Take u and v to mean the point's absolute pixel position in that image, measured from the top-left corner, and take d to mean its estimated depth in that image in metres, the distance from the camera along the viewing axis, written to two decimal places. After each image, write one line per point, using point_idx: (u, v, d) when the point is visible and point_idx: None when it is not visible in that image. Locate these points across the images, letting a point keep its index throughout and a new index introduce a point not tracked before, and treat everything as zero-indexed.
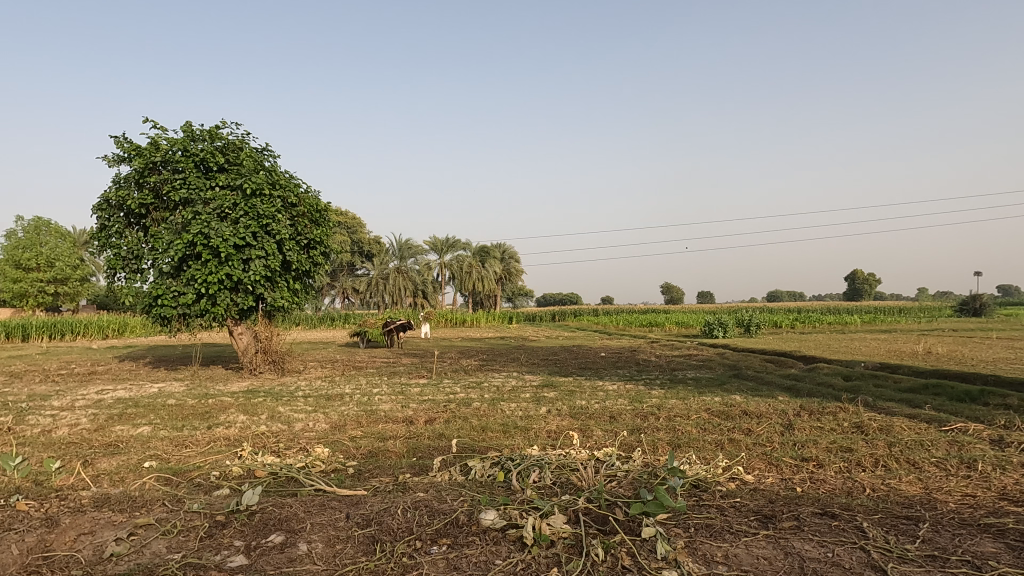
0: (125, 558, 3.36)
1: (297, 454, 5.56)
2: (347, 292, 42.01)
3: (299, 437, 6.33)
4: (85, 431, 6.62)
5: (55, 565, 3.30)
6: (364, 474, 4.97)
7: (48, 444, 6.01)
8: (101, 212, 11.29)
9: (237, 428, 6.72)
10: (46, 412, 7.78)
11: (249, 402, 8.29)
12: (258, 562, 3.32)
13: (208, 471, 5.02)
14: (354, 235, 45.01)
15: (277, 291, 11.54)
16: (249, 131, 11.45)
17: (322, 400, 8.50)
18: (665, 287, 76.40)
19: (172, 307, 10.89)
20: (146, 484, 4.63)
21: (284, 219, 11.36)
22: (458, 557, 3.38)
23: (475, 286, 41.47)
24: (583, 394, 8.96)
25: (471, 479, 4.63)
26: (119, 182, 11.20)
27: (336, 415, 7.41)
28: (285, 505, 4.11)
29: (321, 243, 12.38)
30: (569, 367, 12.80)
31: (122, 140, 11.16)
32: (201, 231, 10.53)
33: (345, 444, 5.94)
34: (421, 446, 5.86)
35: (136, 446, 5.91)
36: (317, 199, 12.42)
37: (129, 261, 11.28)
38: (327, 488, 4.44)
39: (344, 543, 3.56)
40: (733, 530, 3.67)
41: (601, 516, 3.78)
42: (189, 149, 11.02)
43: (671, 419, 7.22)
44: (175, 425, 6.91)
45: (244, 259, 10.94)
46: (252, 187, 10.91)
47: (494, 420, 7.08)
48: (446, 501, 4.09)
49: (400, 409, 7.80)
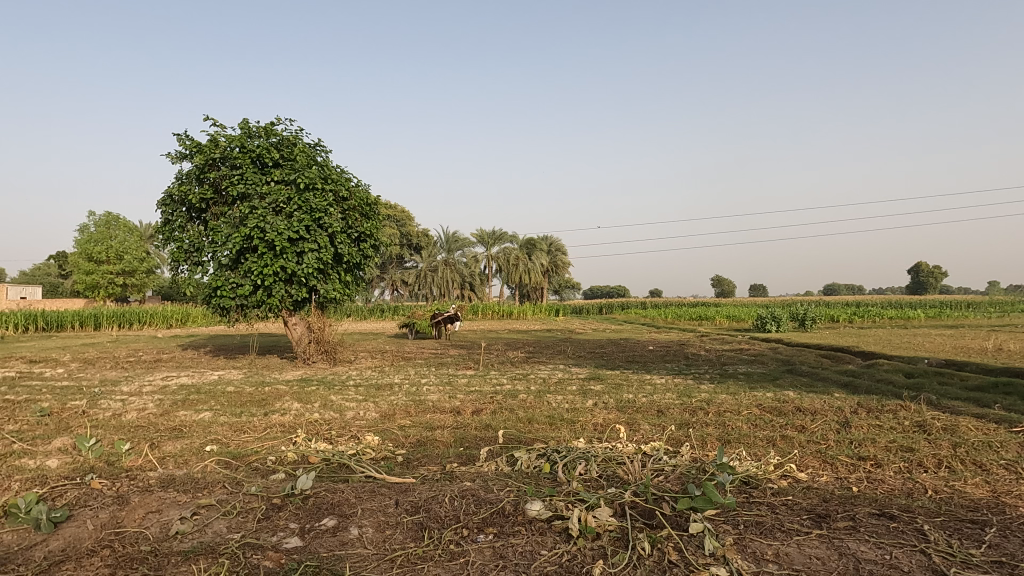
0: (188, 537, 3.54)
1: (348, 442, 5.72)
2: (396, 285, 42.74)
3: (351, 425, 6.50)
4: (151, 416, 6.99)
5: (126, 540, 3.49)
6: (413, 462, 5.07)
7: (118, 426, 6.37)
8: (166, 207, 11.80)
9: (292, 415, 6.95)
10: (117, 396, 8.23)
11: (303, 391, 8.57)
12: (311, 545, 3.44)
13: (265, 456, 5.23)
14: (403, 228, 45.72)
15: (329, 283, 11.84)
16: (302, 128, 11.69)
17: (372, 389, 8.71)
18: (715, 280, 75.41)
19: (230, 297, 11.32)
20: (207, 467, 4.87)
21: (335, 212, 11.64)
22: (504, 546, 3.42)
23: (522, 278, 41.57)
24: (631, 388, 8.87)
25: (517, 470, 4.66)
26: (182, 178, 11.67)
27: (385, 404, 7.58)
28: (337, 491, 4.24)
29: (371, 236, 12.61)
30: (616, 361, 12.69)
31: (184, 138, 11.60)
32: (258, 225, 10.91)
33: (394, 433, 6.08)
34: (468, 436, 5.93)
35: (198, 431, 6.19)
36: (367, 193, 12.64)
37: (191, 254, 11.72)
38: (377, 475, 4.56)
39: (393, 528, 3.65)
40: (784, 528, 3.59)
41: (648, 510, 3.76)
42: (246, 146, 11.38)
43: (721, 414, 7.07)
44: (233, 411, 7.21)
45: (297, 251, 11.26)
46: (305, 182, 11.22)
47: (541, 411, 7.11)
48: (492, 491, 4.14)
49: (448, 399, 7.91)
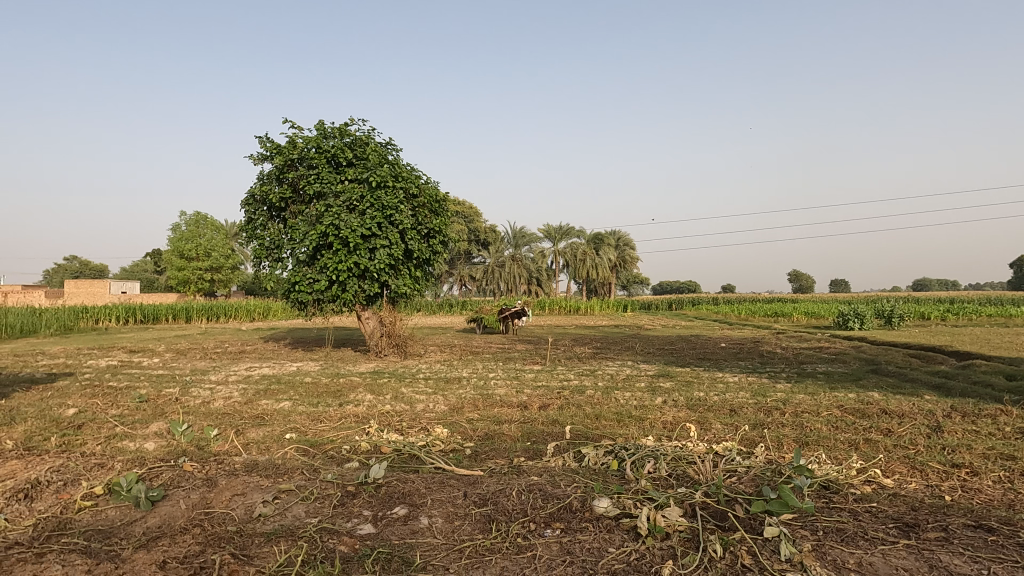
0: (270, 519, 3.73)
1: (418, 433, 5.86)
2: (465, 280, 43.42)
3: (421, 417, 6.66)
4: (237, 404, 7.41)
5: (214, 520, 3.72)
6: (481, 455, 5.14)
7: (207, 413, 6.79)
8: (249, 206, 12.44)
9: (365, 406, 7.20)
10: (206, 385, 8.78)
11: (376, 383, 8.86)
12: (384, 532, 3.55)
13: (340, 445, 5.43)
14: (471, 224, 46.31)
15: (400, 278, 12.14)
16: (374, 127, 12.04)
17: (441, 382, 8.89)
18: (793, 275, 72.36)
19: (308, 292, 11.81)
20: (287, 454, 5.12)
21: (406, 209, 11.92)
22: (571, 541, 3.41)
23: (589, 273, 41.24)
24: (701, 386, 8.66)
25: (584, 467, 4.63)
26: (263, 178, 12.26)
27: (454, 398, 7.72)
28: (408, 481, 4.36)
29: (440, 232, 12.83)
30: (686, 358, 12.41)
31: (265, 140, 12.17)
32: (333, 222, 11.32)
33: (463, 426, 6.18)
34: (535, 431, 5.95)
35: (279, 419, 6.52)
36: (436, 190, 12.86)
37: (271, 251, 12.30)
38: (446, 467, 4.65)
39: (462, 519, 3.72)
40: (868, 537, 3.40)
41: (719, 512, 3.65)
42: (322, 146, 11.82)
43: (798, 415, 6.78)
44: (311, 401, 7.54)
45: (370, 248, 11.61)
46: (377, 180, 11.55)
47: (608, 408, 7.04)
48: (559, 486, 4.14)
49: (515, 394, 7.96)
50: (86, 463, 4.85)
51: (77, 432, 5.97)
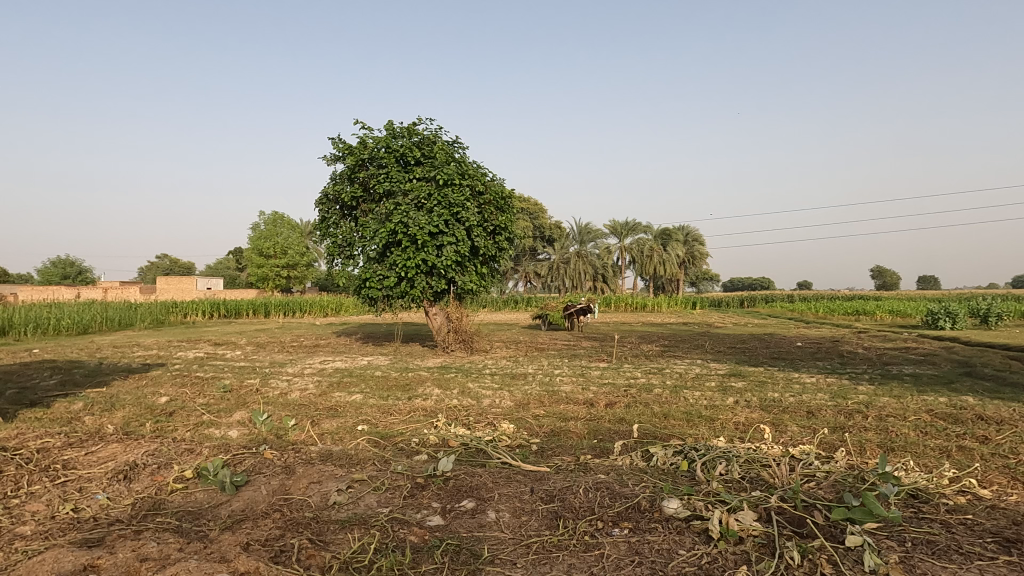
0: (344, 507, 3.87)
1: (485, 428, 5.92)
2: (530, 276, 43.57)
3: (487, 412, 6.73)
4: (312, 395, 7.72)
5: (293, 506, 3.89)
6: (547, 451, 5.14)
7: (285, 404, 7.11)
8: (323, 205, 12.89)
9: (433, 400, 7.34)
10: (284, 377, 9.20)
11: (443, 377, 9.02)
12: (452, 524, 3.61)
13: (409, 438, 5.57)
14: (536, 220, 46.36)
15: (466, 274, 12.30)
16: (441, 126, 12.23)
17: (507, 378, 8.95)
18: (875, 272, 68.51)
19: (378, 288, 12.15)
20: (359, 445, 5.29)
21: (472, 206, 12.04)
22: (640, 542, 3.36)
23: (656, 269, 40.45)
24: (776, 386, 8.34)
25: (653, 466, 4.55)
26: (336, 178, 12.68)
27: (520, 393, 7.75)
28: (476, 475, 4.41)
29: (506, 229, 12.90)
30: (760, 357, 11.97)
31: (338, 141, 12.59)
32: (401, 220, 11.59)
33: (529, 422, 6.20)
34: (602, 429, 5.89)
35: (351, 411, 6.74)
36: (502, 187, 12.93)
37: (344, 248, 12.72)
38: (513, 462, 4.68)
39: (529, 515, 3.73)
40: (963, 551, 3.17)
41: (797, 517, 3.51)
42: (391, 146, 12.11)
43: (882, 418, 6.41)
44: (381, 394, 7.76)
45: (438, 245, 11.81)
46: (444, 178, 11.73)
47: (677, 407, 6.89)
48: (627, 485, 4.09)
49: (581, 391, 7.91)
50: (177, 448, 5.18)
51: (169, 418, 6.38)
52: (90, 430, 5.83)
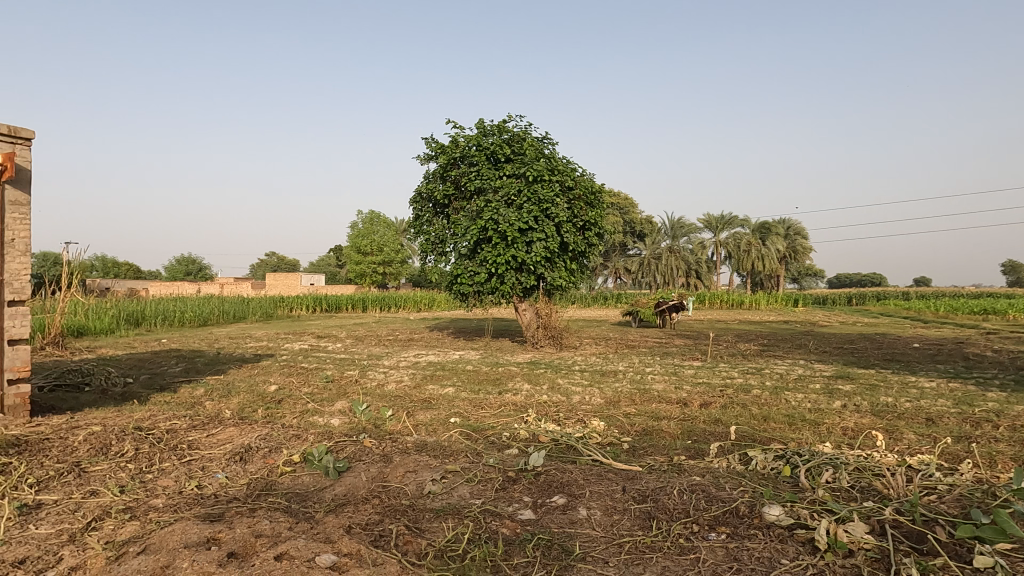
0: (439, 497, 3.98)
1: (575, 425, 5.90)
2: (619, 272, 42.96)
3: (577, 409, 6.71)
4: (407, 387, 8.01)
5: (390, 493, 4.05)
6: (639, 450, 5.05)
7: (382, 395, 7.43)
8: (416, 204, 13.31)
9: (523, 395, 7.41)
10: (381, 369, 9.61)
11: (533, 373, 9.07)
12: (543, 519, 3.62)
13: (500, 431, 5.64)
14: (626, 215, 45.59)
15: (556, 270, 12.30)
16: (531, 122, 12.27)
17: (597, 375, 8.87)
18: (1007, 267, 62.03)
19: (469, 284, 12.40)
20: (452, 437, 5.42)
21: (562, 202, 12.02)
22: (738, 548, 3.22)
23: (754, 265, 38.67)
24: (890, 390, 7.74)
25: (752, 471, 4.36)
26: (429, 177, 13.04)
27: (610, 391, 7.67)
28: (567, 471, 4.40)
29: (596, 225, 12.77)
30: (870, 358, 11.16)
31: (431, 141, 12.94)
32: (492, 217, 11.77)
33: (620, 420, 6.11)
34: (696, 430, 5.71)
35: (444, 403, 6.93)
36: (592, 181, 12.80)
37: (436, 245, 13.07)
38: (604, 460, 4.63)
39: (621, 514, 3.68)
40: None
41: (915, 533, 3.24)
42: (482, 144, 12.30)
43: (1017, 429, 5.79)
44: (473, 388, 7.92)
45: (527, 241, 11.89)
46: (534, 174, 11.78)
47: (778, 409, 6.56)
48: (724, 489, 3.94)
49: (674, 390, 7.70)
50: (286, 433, 5.53)
51: (278, 406, 6.84)
52: (210, 415, 6.34)
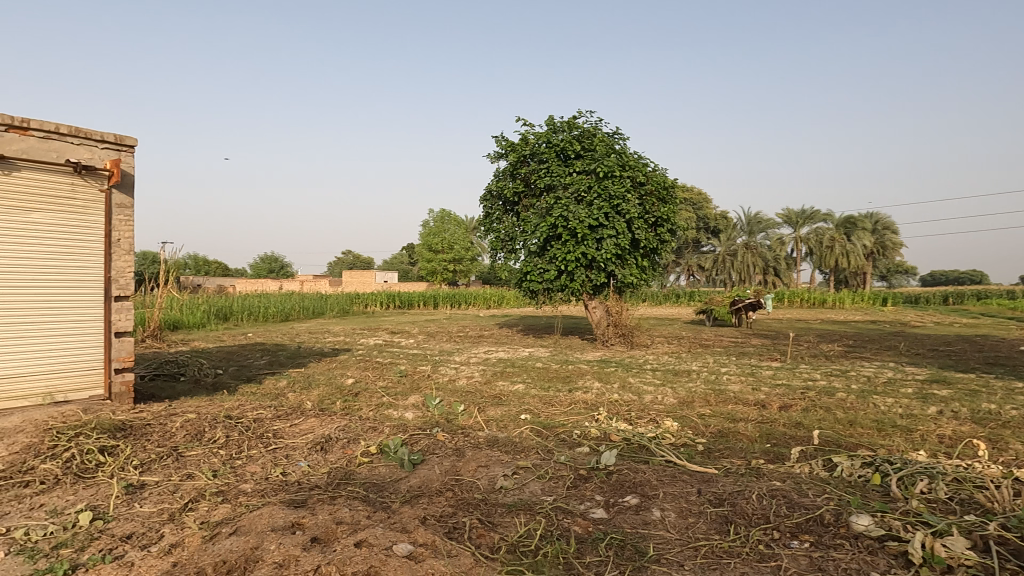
0: (510, 492, 4.01)
1: (647, 424, 5.80)
2: (692, 269, 41.88)
3: (649, 408, 6.59)
4: (478, 383, 8.12)
5: (463, 486, 4.11)
6: (714, 452, 4.91)
7: (454, 390, 7.56)
8: (486, 202, 13.42)
9: (594, 393, 7.35)
10: (452, 365, 9.79)
11: (604, 371, 8.99)
12: (616, 519, 3.58)
13: (571, 429, 5.62)
14: (700, 211, 44.35)
15: (627, 268, 12.12)
16: (602, 117, 12.15)
17: (670, 375, 8.68)
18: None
19: (539, 282, 12.41)
20: (523, 433, 5.45)
21: (633, 198, 11.83)
22: (823, 557, 3.08)
23: (837, 261, 36.74)
24: (993, 396, 7.16)
25: (837, 477, 4.15)
26: (499, 175, 13.14)
27: (683, 391, 7.49)
28: (640, 471, 4.34)
29: (668, 221, 12.49)
30: (970, 362, 10.36)
31: (501, 139, 13.03)
32: (562, 214, 11.74)
33: (694, 421, 5.96)
34: (776, 433, 5.49)
35: (514, 400, 6.98)
36: (665, 177, 12.53)
37: (506, 243, 13.15)
38: (678, 461, 4.53)
39: (697, 517, 3.58)
40: None
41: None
42: (552, 141, 12.27)
43: None
44: (542, 385, 7.93)
45: (597, 238, 11.78)
46: (605, 170, 11.66)
47: (865, 414, 6.21)
48: (806, 496, 3.77)
49: (751, 391, 7.43)
50: (363, 425, 5.73)
51: (355, 398, 7.09)
52: (293, 405, 6.66)
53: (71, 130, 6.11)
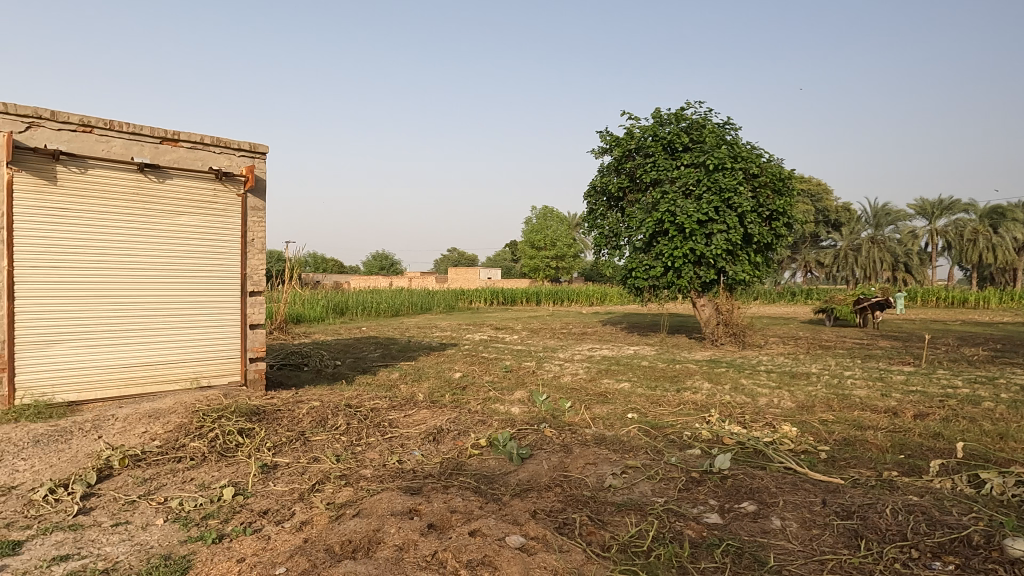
0: (620, 491, 3.97)
1: (763, 428, 5.53)
2: (809, 266, 39.36)
3: (765, 411, 6.27)
4: (583, 380, 8.09)
5: (572, 483, 4.12)
6: (839, 461, 4.59)
7: (558, 387, 7.58)
8: (591, 198, 13.31)
9: (704, 394, 7.10)
10: (556, 361, 9.82)
11: (713, 371, 8.66)
12: (732, 525, 3.45)
13: (681, 430, 5.47)
14: (819, 203, 41.54)
15: (738, 264, 11.59)
16: (712, 107, 11.68)
17: (786, 377, 8.21)
18: None
19: (644, 278, 12.16)
20: (631, 432, 5.37)
21: (745, 190, 11.29)
22: None
23: (981, 256, 33.09)
24: None
25: (986, 495, 3.74)
26: (603, 170, 12.99)
27: (802, 394, 7.05)
28: (757, 477, 4.14)
29: (785, 214, 11.81)
30: None
31: (606, 134, 12.86)
32: (669, 208, 11.43)
33: (815, 426, 5.60)
34: (910, 443, 5.04)
35: (620, 398, 6.89)
36: (781, 167, 11.85)
37: (610, 239, 12.99)
38: (799, 469, 4.28)
39: (822, 529, 3.37)
40: None
41: None
42: (659, 134, 11.96)
43: None
44: (649, 384, 7.77)
45: (706, 233, 11.36)
46: (715, 163, 11.21)
47: (1019, 426, 5.55)
48: (950, 514, 3.43)
49: (881, 397, 6.86)
50: (472, 418, 5.89)
51: (463, 392, 7.30)
52: (406, 397, 6.96)
53: (214, 141, 6.73)
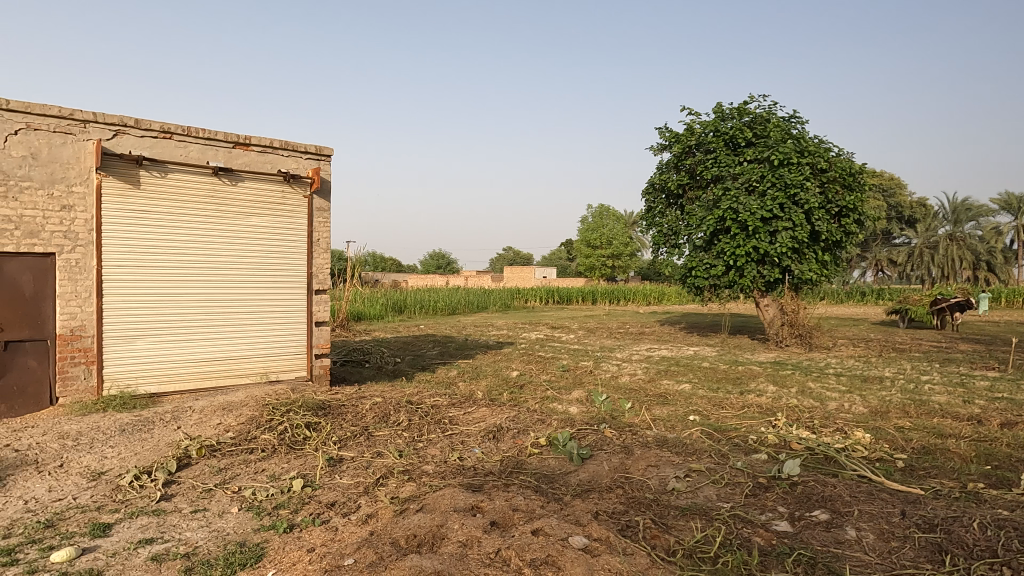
0: (683, 495, 3.88)
1: (834, 434, 5.30)
2: (881, 264, 37.53)
3: (835, 416, 6.01)
4: (642, 381, 7.97)
5: (633, 485, 4.06)
6: (918, 471, 4.35)
7: (617, 387, 7.49)
8: (649, 195, 13.10)
9: (769, 397, 6.87)
10: (614, 361, 9.71)
11: (779, 373, 8.38)
12: (803, 534, 3.32)
13: (745, 434, 5.31)
14: (891, 198, 39.57)
15: (804, 262, 11.16)
16: (776, 101, 11.29)
17: (858, 381, 7.85)
18: None
19: (704, 277, 11.88)
20: (694, 435, 5.25)
21: (813, 186, 10.86)
22: None
23: None
24: None
25: None
26: (662, 167, 12.75)
27: (875, 399, 6.73)
28: (829, 484, 3.98)
29: (855, 210, 11.30)
30: None
31: (665, 131, 12.63)
32: (731, 205, 11.12)
33: (891, 433, 5.33)
34: (997, 454, 4.73)
35: (681, 400, 6.75)
36: (851, 161, 11.34)
37: (669, 237, 12.75)
38: (875, 477, 4.08)
39: (901, 541, 3.20)
40: None
41: None
42: (720, 129, 11.66)
43: None
44: (711, 386, 7.58)
45: (771, 231, 11.00)
46: (780, 158, 10.84)
47: None
48: None
49: (963, 404, 6.46)
50: (531, 417, 5.89)
51: (521, 390, 7.32)
52: (465, 394, 7.03)
53: (282, 144, 6.98)
